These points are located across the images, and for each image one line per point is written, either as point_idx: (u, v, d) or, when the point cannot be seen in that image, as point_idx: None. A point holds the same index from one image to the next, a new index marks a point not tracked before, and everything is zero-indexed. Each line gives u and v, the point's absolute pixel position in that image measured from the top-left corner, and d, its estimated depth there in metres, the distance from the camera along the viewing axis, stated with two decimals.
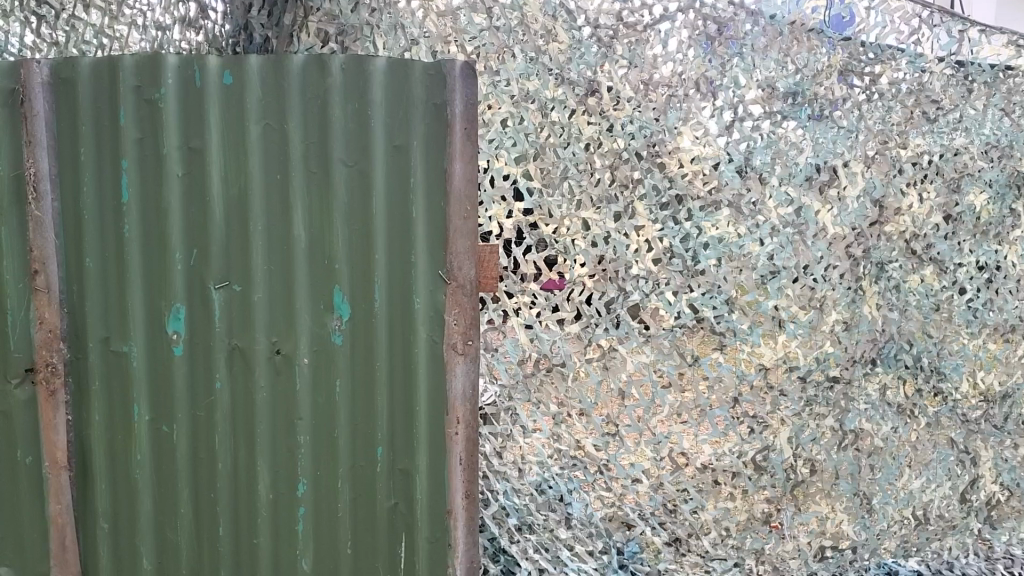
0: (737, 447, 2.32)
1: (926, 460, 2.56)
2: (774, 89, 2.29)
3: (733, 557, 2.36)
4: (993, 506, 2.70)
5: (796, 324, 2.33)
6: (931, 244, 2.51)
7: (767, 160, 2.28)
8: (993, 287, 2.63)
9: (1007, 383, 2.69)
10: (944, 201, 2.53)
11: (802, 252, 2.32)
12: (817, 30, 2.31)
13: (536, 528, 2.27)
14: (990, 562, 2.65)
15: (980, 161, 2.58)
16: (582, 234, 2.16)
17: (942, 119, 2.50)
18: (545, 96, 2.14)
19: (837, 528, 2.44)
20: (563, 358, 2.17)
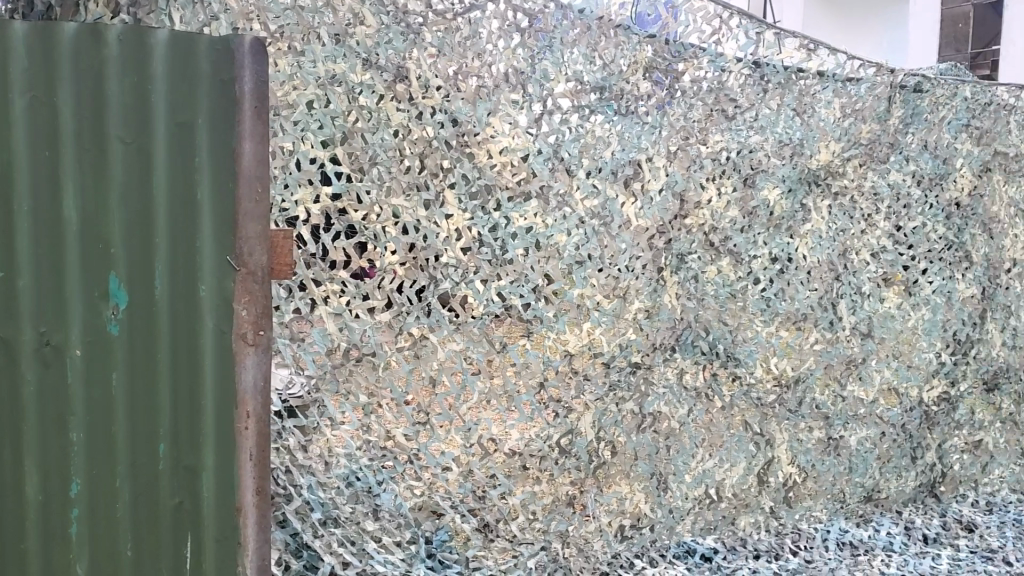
0: (544, 432, 2.36)
1: (721, 442, 2.73)
2: (583, 83, 2.36)
3: (540, 540, 2.42)
4: (790, 486, 2.91)
5: (600, 313, 2.41)
6: (727, 237, 2.65)
7: (575, 152, 2.35)
8: (785, 278, 2.80)
9: (799, 369, 2.87)
10: (741, 196, 2.68)
11: (607, 244, 2.41)
12: (625, 26, 2.42)
13: (342, 522, 2.19)
14: (779, 538, 2.86)
15: (774, 158, 2.74)
16: (392, 221, 2.11)
17: (739, 117, 2.67)
18: (353, 81, 2.06)
19: (636, 506, 2.59)
20: (373, 348, 2.12)
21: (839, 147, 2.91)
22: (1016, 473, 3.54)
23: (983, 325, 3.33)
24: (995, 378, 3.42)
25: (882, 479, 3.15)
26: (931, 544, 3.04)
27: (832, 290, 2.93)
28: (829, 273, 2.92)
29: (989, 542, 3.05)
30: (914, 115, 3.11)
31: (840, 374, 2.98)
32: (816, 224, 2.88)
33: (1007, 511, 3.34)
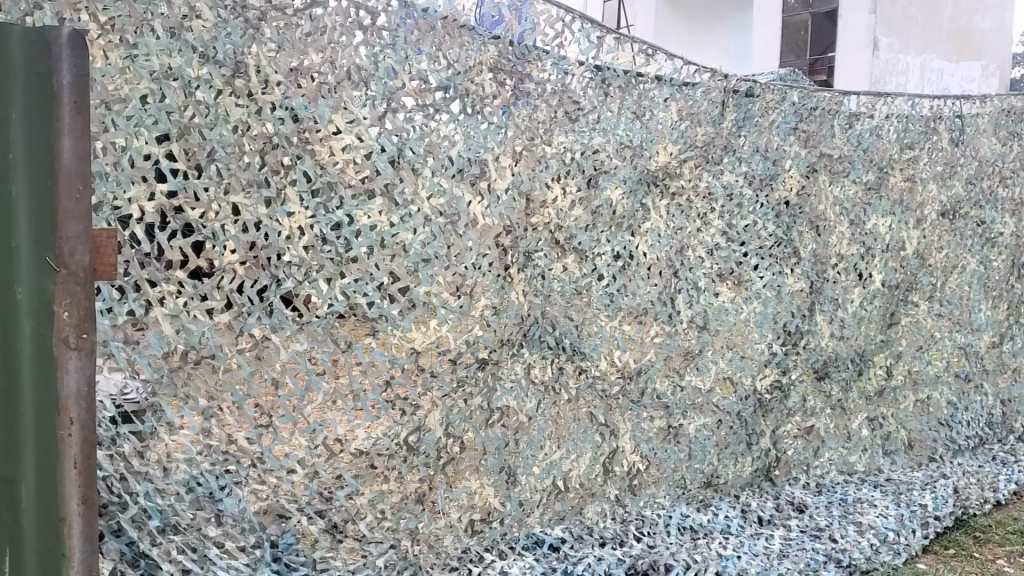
0: (390, 430, 2.38)
1: (568, 433, 2.81)
2: (426, 82, 2.38)
3: (388, 539, 2.43)
4: (633, 474, 3.03)
5: (446, 310, 2.42)
6: (571, 235, 2.73)
7: (420, 151, 2.35)
8: (627, 274, 2.91)
9: (641, 361, 2.98)
10: (585, 194, 2.76)
11: (453, 241, 2.43)
12: (469, 26, 2.46)
13: (181, 528, 2.12)
14: (624, 525, 2.95)
15: (616, 159, 2.85)
16: (232, 219, 2.08)
17: (582, 119, 2.75)
18: (189, 75, 2.00)
19: (485, 501, 2.63)
20: (213, 350, 2.08)
21: (676, 149, 3.04)
22: (843, 455, 3.78)
23: (811, 317, 3.54)
24: (824, 367, 3.63)
25: (720, 464, 3.31)
26: (765, 525, 3.22)
27: (670, 286, 3.05)
28: (668, 270, 3.04)
29: (818, 521, 3.25)
30: (746, 119, 3.28)
31: (678, 365, 3.11)
32: (656, 223, 3.00)
33: (835, 492, 3.57)
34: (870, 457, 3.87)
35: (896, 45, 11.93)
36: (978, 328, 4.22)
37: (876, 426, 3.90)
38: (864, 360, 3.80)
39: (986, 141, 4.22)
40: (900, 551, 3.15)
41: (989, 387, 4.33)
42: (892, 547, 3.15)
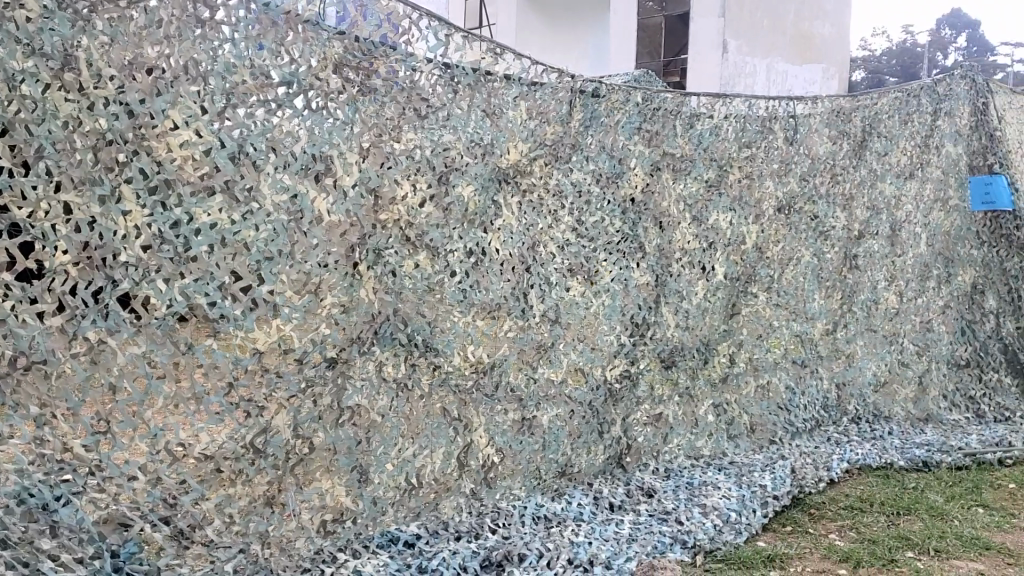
0: (235, 433, 2.36)
1: (420, 429, 2.83)
2: (268, 78, 2.35)
3: (238, 543, 2.40)
4: (488, 467, 3.07)
5: (291, 309, 2.41)
6: (422, 231, 2.75)
7: (262, 148, 2.33)
8: (479, 270, 2.95)
9: (494, 355, 3.03)
10: (435, 191, 2.78)
11: (298, 239, 2.42)
12: (313, 22, 2.44)
13: (10, 543, 2.01)
14: (479, 518, 3.01)
15: (466, 157, 2.88)
16: (63, 218, 1.98)
17: (432, 116, 2.77)
18: (13, 67, 1.89)
19: (336, 501, 2.63)
20: (44, 355, 1.99)
21: (526, 147, 3.09)
22: (691, 441, 3.93)
23: (657, 309, 3.68)
24: (671, 356, 3.78)
25: (573, 453, 3.40)
26: (616, 511, 3.33)
27: (522, 282, 3.11)
28: (520, 265, 3.11)
29: (665, 505, 3.38)
30: (592, 119, 3.37)
31: (531, 359, 3.18)
32: (507, 219, 3.05)
33: (681, 476, 3.72)
34: (716, 441, 4.05)
35: (744, 47, 12.35)
36: (813, 316, 4.45)
37: (721, 412, 4.08)
38: (709, 349, 3.97)
39: (819, 141, 4.42)
40: (741, 530, 3.31)
41: (824, 371, 4.58)
42: (734, 526, 3.31)
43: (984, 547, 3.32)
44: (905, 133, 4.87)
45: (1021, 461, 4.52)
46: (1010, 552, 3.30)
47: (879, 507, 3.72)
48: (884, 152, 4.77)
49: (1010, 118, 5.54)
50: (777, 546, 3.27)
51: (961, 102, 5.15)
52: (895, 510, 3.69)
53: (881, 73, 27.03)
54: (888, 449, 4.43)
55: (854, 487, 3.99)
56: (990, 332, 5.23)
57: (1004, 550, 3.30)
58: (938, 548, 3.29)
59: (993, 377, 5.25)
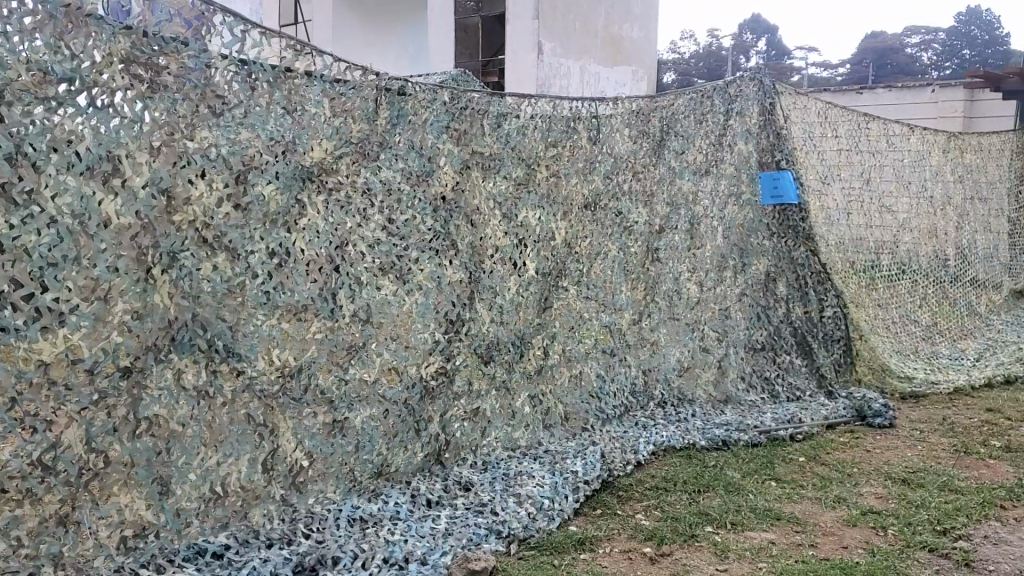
0: (21, 450, 2.22)
1: (223, 437, 2.75)
2: (47, 74, 2.22)
3: (27, 567, 2.28)
4: (297, 472, 3.03)
5: (78, 316, 2.30)
6: (221, 232, 2.68)
7: (42, 147, 2.19)
8: (283, 272, 2.90)
9: (301, 358, 2.99)
10: (232, 191, 2.73)
11: (84, 244, 2.31)
12: (96, 15, 2.32)
13: None
14: (292, 524, 2.98)
15: (265, 155, 2.83)
16: None
17: (227, 114, 2.70)
18: None
19: (136, 515, 2.53)
20: None
21: (330, 145, 3.07)
22: (507, 433, 4.01)
23: (471, 305, 3.73)
24: (487, 351, 3.84)
25: (389, 452, 3.39)
26: (433, 507, 3.37)
27: (331, 282, 3.09)
28: (327, 265, 3.08)
29: (481, 497, 3.43)
30: (398, 117, 3.35)
31: (341, 360, 3.15)
32: (313, 218, 3.01)
33: (498, 468, 3.78)
34: (532, 432, 4.14)
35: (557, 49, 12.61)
36: (620, 307, 4.64)
37: (537, 403, 4.18)
38: (523, 343, 4.07)
39: (619, 139, 4.58)
40: (554, 517, 3.41)
41: (631, 359, 4.78)
42: (547, 513, 3.41)
43: (775, 518, 3.57)
44: (700, 132, 5.14)
45: (809, 435, 4.88)
46: (797, 520, 3.56)
47: (681, 486, 3.92)
48: (682, 150, 5.01)
49: (795, 117, 5.94)
50: (587, 530, 3.39)
51: (750, 103, 5.48)
52: (696, 488, 3.90)
53: (689, 77, 28.33)
54: (691, 430, 4.67)
55: (660, 468, 4.20)
56: (781, 317, 5.61)
57: (792, 519, 3.56)
58: (734, 521, 3.51)
59: (786, 359, 5.63)
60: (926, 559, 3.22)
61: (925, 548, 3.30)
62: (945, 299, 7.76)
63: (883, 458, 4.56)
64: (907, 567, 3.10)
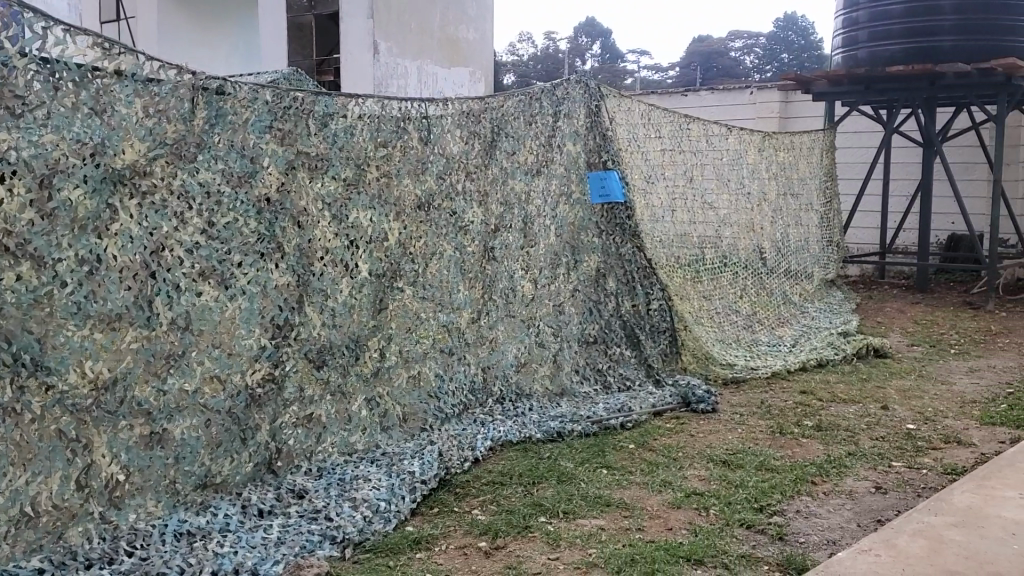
0: None
1: (32, 456, 2.63)
2: None
3: None
4: (114, 489, 2.91)
5: None
6: (24, 240, 2.58)
7: None
8: (94, 279, 2.81)
9: (116, 370, 2.89)
10: (37, 196, 2.61)
11: None
12: None
13: None
14: (113, 542, 2.86)
15: (72, 158, 2.71)
16: None
17: (29, 115, 2.58)
18: None
19: None
20: None
21: (144, 147, 2.97)
22: (343, 437, 3.96)
23: (300, 309, 3.68)
24: (319, 356, 3.80)
25: (213, 463, 3.30)
26: (265, 516, 3.31)
27: (146, 289, 3.00)
28: (142, 272, 2.99)
29: (315, 504, 3.39)
30: (216, 117, 3.26)
31: (159, 370, 3.06)
32: (126, 223, 2.92)
33: (334, 473, 3.73)
34: (369, 435, 4.10)
35: (396, 48, 12.53)
36: (457, 307, 4.68)
37: (373, 406, 4.15)
38: (358, 345, 4.04)
39: (451, 140, 4.61)
40: (390, 518, 3.41)
41: (470, 357, 4.81)
42: (383, 515, 3.41)
43: (605, 504, 3.69)
44: (531, 133, 5.23)
45: (639, 423, 5.07)
46: (625, 505, 3.70)
47: (516, 479, 3.99)
48: (513, 150, 5.08)
49: (621, 118, 6.14)
50: (423, 529, 3.42)
51: (577, 105, 5.63)
52: (530, 480, 3.98)
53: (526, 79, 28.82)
54: (527, 424, 4.75)
55: (496, 463, 4.26)
56: (612, 311, 5.81)
57: (621, 505, 3.70)
58: (566, 510, 3.61)
59: (617, 351, 5.80)
60: (744, 535, 3.41)
61: (743, 525, 3.50)
62: (763, 290, 8.22)
63: (706, 441, 4.80)
64: (725, 544, 3.28)
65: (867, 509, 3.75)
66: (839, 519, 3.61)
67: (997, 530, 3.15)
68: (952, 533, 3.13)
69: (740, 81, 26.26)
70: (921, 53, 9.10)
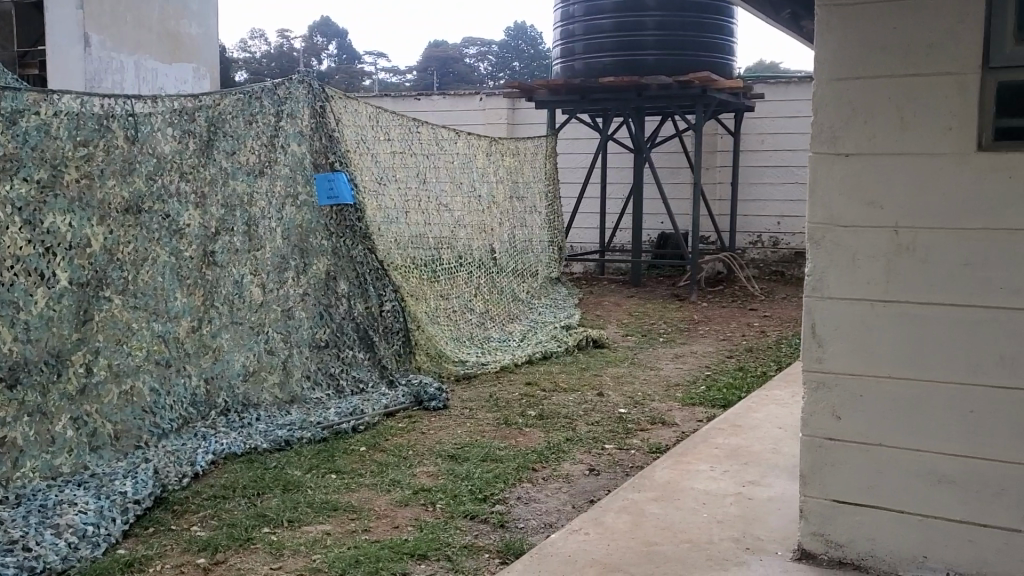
0: None
1: None
2: None
3: None
4: None
5: None
6: None
7: None
8: None
9: None
10: None
11: None
12: None
13: None
14: None
15: None
16: None
17: None
18: None
19: None
20: None
21: None
22: (45, 460, 3.71)
23: None
24: (10, 374, 3.59)
25: None
26: None
27: None
28: None
29: (12, 534, 3.13)
30: None
31: None
32: None
33: (35, 500, 3.46)
34: (76, 456, 3.85)
35: (110, 40, 11.73)
36: (175, 315, 4.48)
37: (81, 425, 3.90)
38: (59, 362, 3.81)
39: (162, 140, 4.40)
40: (99, 543, 3.22)
41: (192, 368, 4.62)
42: (91, 540, 3.21)
43: (332, 509, 3.68)
44: (251, 133, 5.05)
45: (370, 425, 5.08)
46: (353, 508, 3.71)
47: (240, 491, 3.89)
48: (232, 150, 4.91)
49: (347, 120, 6.09)
50: (137, 551, 3.25)
51: (302, 105, 5.46)
52: (255, 490, 3.89)
53: (260, 77, 28.04)
54: (253, 434, 4.62)
55: (219, 476, 4.12)
56: (343, 314, 5.69)
57: (348, 508, 3.70)
58: (291, 518, 3.56)
59: (349, 354, 5.70)
60: (468, 526, 3.53)
61: (466, 516, 3.62)
62: (494, 288, 8.46)
63: (435, 437, 4.92)
64: (448, 536, 3.38)
65: (582, 491, 4.01)
66: (556, 503, 3.83)
67: (690, 501, 3.48)
68: (652, 507, 3.41)
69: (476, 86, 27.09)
70: (629, 66, 9.78)
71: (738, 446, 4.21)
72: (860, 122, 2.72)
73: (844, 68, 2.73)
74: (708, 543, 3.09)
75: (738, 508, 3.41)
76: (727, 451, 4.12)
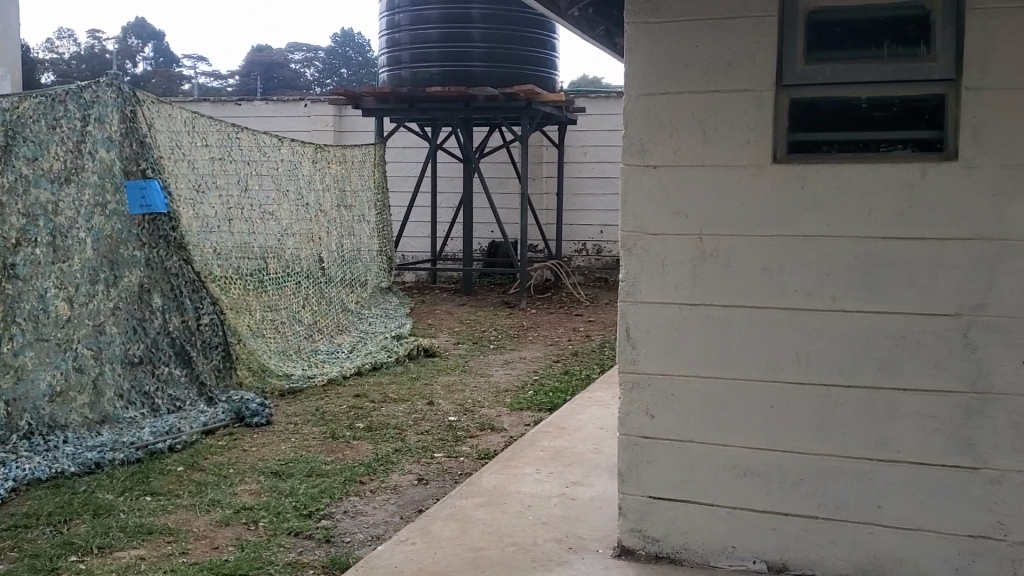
0: None
1: None
2: None
3: None
4: None
5: None
6: None
7: None
8: None
9: None
10: None
11: None
12: None
13: None
14: None
15: None
16: None
17: None
18: None
19: None
20: None
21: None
22: None
23: None
24: None
25: None
26: None
27: None
28: None
29: None
30: None
31: None
32: None
33: None
34: None
35: None
36: None
37: None
38: None
39: None
40: None
41: None
42: None
43: (147, 533, 3.52)
44: (54, 138, 4.81)
45: (189, 444, 4.88)
46: (169, 530, 3.55)
47: (43, 519, 3.65)
48: (33, 156, 4.71)
49: (161, 125, 5.81)
50: None
51: (110, 109, 5.14)
52: (61, 517, 3.66)
53: (69, 79, 26.50)
54: (59, 458, 4.37)
55: (21, 504, 3.86)
56: (157, 329, 5.41)
57: (163, 531, 3.54)
58: (100, 544, 3.38)
59: (164, 371, 5.43)
60: (292, 543, 3.45)
61: (290, 533, 3.54)
62: (324, 299, 8.32)
63: (258, 454, 4.78)
64: (272, 554, 3.30)
65: (410, 501, 4.00)
66: (383, 514, 3.80)
67: (516, 504, 3.54)
68: (479, 513, 3.45)
69: (303, 91, 26.57)
70: (455, 76, 9.85)
71: (563, 447, 4.32)
72: (667, 135, 2.85)
73: (652, 83, 2.85)
74: (533, 545, 3.15)
75: (562, 509, 3.49)
76: (553, 454, 4.22)
